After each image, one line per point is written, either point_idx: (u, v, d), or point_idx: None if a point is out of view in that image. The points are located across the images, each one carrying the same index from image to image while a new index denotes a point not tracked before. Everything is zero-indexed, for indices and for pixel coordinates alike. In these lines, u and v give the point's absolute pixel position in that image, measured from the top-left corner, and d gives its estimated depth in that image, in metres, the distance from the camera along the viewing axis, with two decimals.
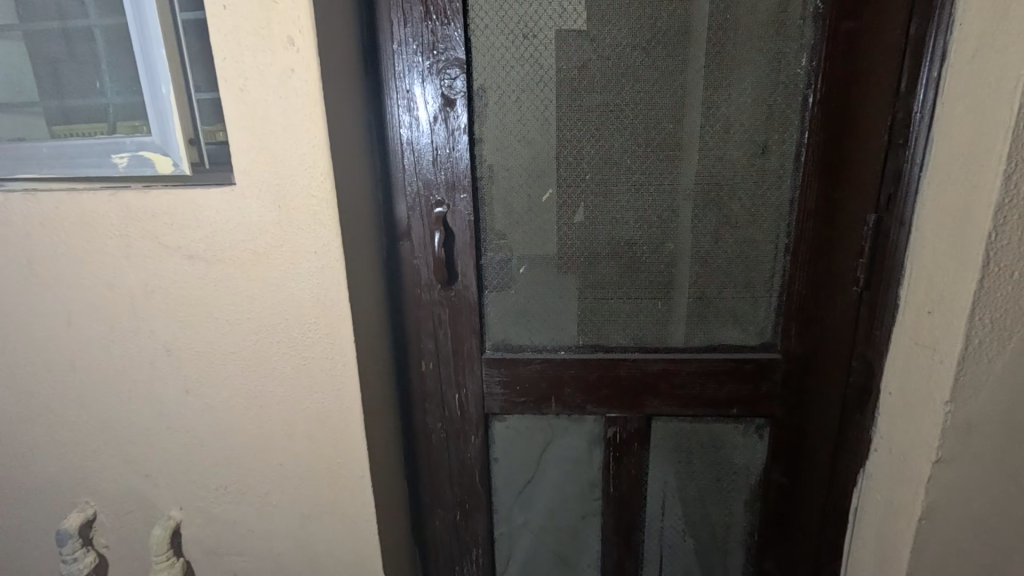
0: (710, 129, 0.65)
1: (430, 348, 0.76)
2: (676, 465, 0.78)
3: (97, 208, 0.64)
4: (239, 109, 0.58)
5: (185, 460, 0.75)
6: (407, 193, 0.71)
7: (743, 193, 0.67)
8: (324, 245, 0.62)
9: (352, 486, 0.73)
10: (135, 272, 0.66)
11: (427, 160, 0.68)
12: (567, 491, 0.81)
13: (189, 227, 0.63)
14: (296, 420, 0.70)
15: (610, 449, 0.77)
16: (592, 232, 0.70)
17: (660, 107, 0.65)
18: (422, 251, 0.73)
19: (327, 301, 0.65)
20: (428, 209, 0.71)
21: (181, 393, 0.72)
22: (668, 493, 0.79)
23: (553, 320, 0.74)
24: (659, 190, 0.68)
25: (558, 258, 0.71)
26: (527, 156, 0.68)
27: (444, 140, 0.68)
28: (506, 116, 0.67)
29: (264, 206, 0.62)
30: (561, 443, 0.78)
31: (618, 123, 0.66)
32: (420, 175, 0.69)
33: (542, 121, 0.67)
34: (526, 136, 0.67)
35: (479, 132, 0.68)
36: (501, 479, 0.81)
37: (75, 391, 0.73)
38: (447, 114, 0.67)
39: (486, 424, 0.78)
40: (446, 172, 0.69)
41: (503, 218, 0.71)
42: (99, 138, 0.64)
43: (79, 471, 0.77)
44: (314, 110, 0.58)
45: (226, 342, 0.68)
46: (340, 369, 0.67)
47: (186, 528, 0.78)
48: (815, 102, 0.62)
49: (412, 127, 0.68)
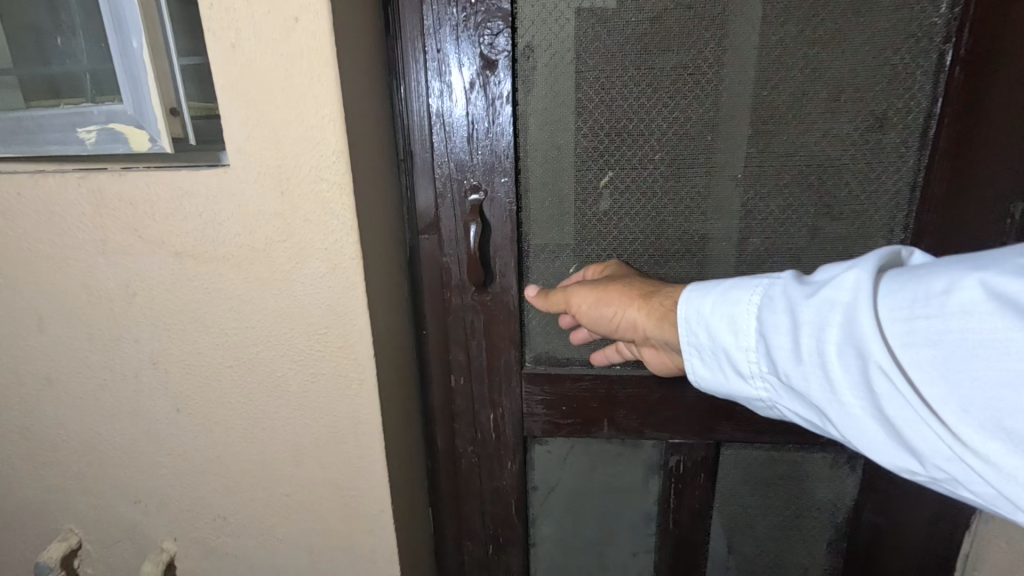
0: (811, 98, 0.53)
1: (460, 360, 0.65)
2: (748, 497, 0.67)
3: (67, 194, 0.53)
4: (231, 71, 0.47)
5: (179, 487, 0.65)
6: (434, 178, 0.59)
7: (849, 178, 0.54)
8: (337, 240, 0.51)
9: (371, 521, 0.62)
10: (113, 270, 0.55)
11: (460, 137, 0.56)
12: (617, 523, 0.71)
13: (174, 219, 0.52)
14: (305, 446, 0.60)
15: (672, 478, 0.67)
16: (656, 224, 0.58)
17: (750, 70, 0.53)
18: (451, 248, 0.61)
19: (341, 308, 0.54)
20: (459, 198, 0.59)
21: (171, 412, 0.61)
22: (737, 529, 0.69)
23: None
24: (743, 174, 0.56)
25: (614, 255, 0.60)
26: (582, 132, 0.56)
27: (482, 111, 0.55)
28: (557, 82, 0.55)
29: (265, 192, 0.50)
30: (613, 471, 0.68)
31: (697, 89, 0.53)
32: (452, 157, 0.57)
33: (602, 88, 0.54)
34: (581, 107, 0.55)
35: (524, 104, 0.56)
36: (539, 509, 0.71)
37: (51, 407, 0.63)
38: (486, 81, 0.54)
39: (525, 448, 0.68)
40: (484, 152, 0.57)
41: (550, 208, 0.59)
42: (65, 107, 0.53)
43: (61, 495, 0.67)
44: (324, 71, 0.46)
45: (222, 354, 0.57)
46: (357, 388, 0.57)
47: (182, 561, 0.68)
48: (954, 60, 0.49)
49: (443, 95, 0.55)
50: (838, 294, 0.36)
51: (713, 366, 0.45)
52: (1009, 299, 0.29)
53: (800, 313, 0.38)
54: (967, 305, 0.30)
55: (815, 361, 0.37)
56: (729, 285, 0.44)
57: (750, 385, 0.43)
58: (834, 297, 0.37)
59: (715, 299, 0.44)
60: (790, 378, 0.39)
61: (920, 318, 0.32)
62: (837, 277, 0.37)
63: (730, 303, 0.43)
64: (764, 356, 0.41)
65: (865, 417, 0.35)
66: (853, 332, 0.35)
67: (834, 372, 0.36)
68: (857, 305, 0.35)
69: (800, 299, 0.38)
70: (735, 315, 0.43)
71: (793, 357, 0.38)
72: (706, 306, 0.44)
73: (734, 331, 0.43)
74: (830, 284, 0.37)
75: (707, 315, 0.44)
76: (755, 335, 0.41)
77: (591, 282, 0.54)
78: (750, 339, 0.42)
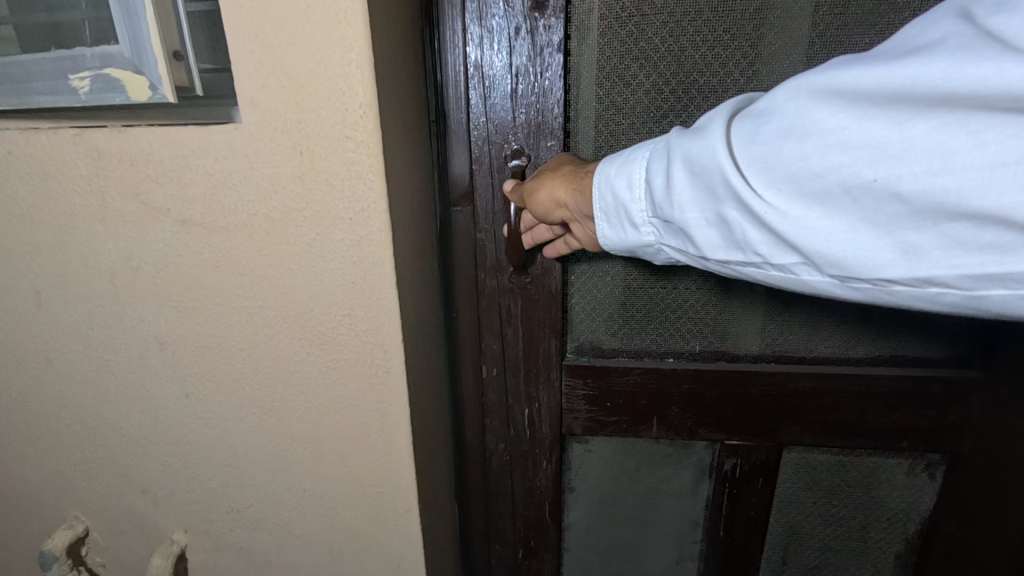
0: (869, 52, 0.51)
1: (494, 349, 0.64)
2: (812, 507, 0.70)
3: (63, 154, 0.47)
4: (244, 8, 0.40)
5: (190, 477, 0.60)
6: (472, 142, 0.55)
7: None
8: (364, 210, 0.45)
9: (395, 521, 0.57)
10: (115, 241, 0.50)
11: (503, 93, 0.53)
12: (659, 527, 0.72)
13: (180, 183, 0.46)
14: (324, 438, 0.55)
15: (726, 484, 0.69)
16: None
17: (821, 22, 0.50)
18: (487, 226, 0.59)
19: (367, 288, 0.48)
20: (498, 164, 0.56)
21: (180, 398, 0.56)
22: (800, 539, 0.72)
23: (662, 320, 0.62)
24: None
25: None
26: (654, 86, 0.53)
27: (528, 62, 0.51)
28: (626, 29, 0.52)
29: (283, 153, 0.44)
30: (655, 473, 0.69)
31: (781, 36, 0.51)
32: (493, 117, 0.53)
33: (675, 33, 0.52)
34: (653, 57, 0.52)
35: (579, 57, 0.53)
36: (577, 513, 0.72)
37: (53, 388, 0.58)
38: (534, 29, 0.50)
39: (562, 448, 0.68)
40: (529, 111, 0.53)
41: None
42: (53, 52, 0.47)
43: (68, 480, 0.63)
44: (352, 6, 0.39)
45: (235, 337, 0.52)
46: (382, 378, 0.51)
47: (194, 553, 0.64)
48: None
49: (484, 43, 0.51)
50: (702, 120, 0.38)
51: (610, 224, 0.45)
52: (840, 93, 0.31)
53: (670, 143, 0.39)
54: (813, 101, 0.32)
55: (677, 184, 0.38)
56: None
57: (630, 232, 0.44)
58: (698, 124, 0.38)
59: (612, 156, 0.44)
60: (663, 212, 0.40)
61: (765, 119, 0.34)
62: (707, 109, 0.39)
63: (620, 154, 0.43)
64: (642, 197, 0.42)
65: (715, 229, 0.38)
66: (709, 145, 0.36)
67: (696, 194, 0.37)
68: (717, 123, 0.36)
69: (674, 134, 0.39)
70: (619, 162, 0.43)
71: (663, 186, 0.39)
72: (605, 162, 0.44)
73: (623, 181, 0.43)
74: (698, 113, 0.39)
75: (605, 170, 0.44)
76: (635, 178, 0.42)
77: (535, 174, 0.51)
78: (636, 184, 0.42)
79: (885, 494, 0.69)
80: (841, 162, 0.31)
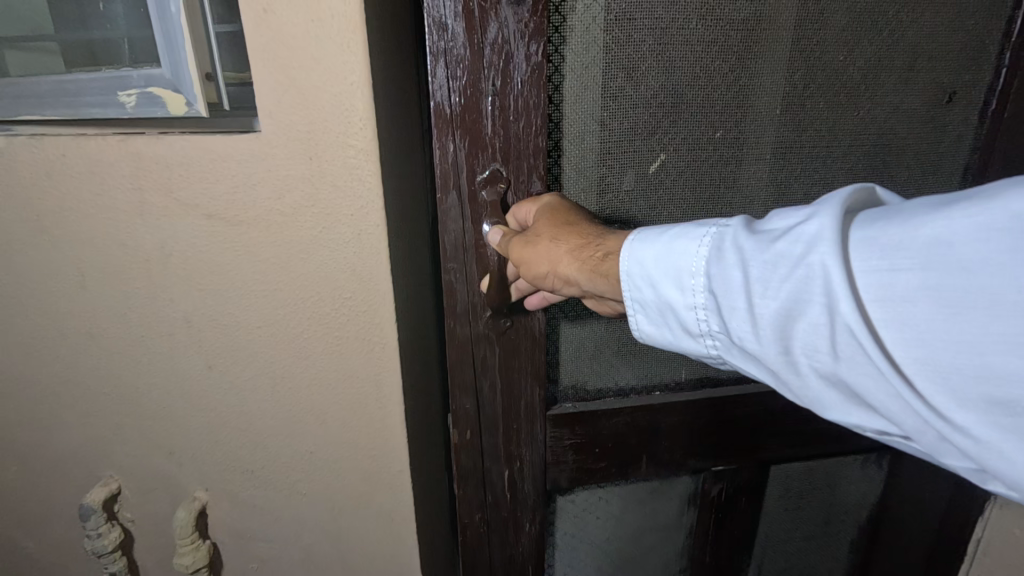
0: (799, 58, 0.64)
1: (468, 408, 0.71)
2: (786, 505, 0.86)
3: (107, 155, 0.55)
4: (262, 35, 0.47)
5: (210, 441, 0.68)
6: (455, 162, 0.61)
7: (881, 129, 0.69)
8: (362, 207, 0.53)
9: (389, 480, 0.65)
10: (150, 231, 0.58)
11: (485, 111, 0.59)
12: (653, 538, 0.85)
13: (207, 182, 0.54)
14: (328, 407, 0.63)
15: (712, 507, 0.83)
16: (708, 175, 0.68)
17: (773, 32, 0.63)
18: (458, 262, 0.64)
19: (365, 274, 0.55)
20: (474, 191, 0.62)
21: (204, 369, 0.64)
22: (778, 529, 0.88)
23: (641, 360, 0.74)
24: (768, 121, 0.66)
25: (659, 211, 0.68)
26: (648, 87, 0.63)
27: (504, 67, 0.58)
28: (625, 39, 0.60)
29: (294, 158, 0.51)
30: (652, 504, 0.82)
31: (757, 52, 0.63)
32: (476, 135, 0.60)
33: (669, 46, 0.61)
34: (648, 64, 0.62)
35: (564, 63, 0.61)
36: (568, 551, 0.83)
37: (93, 359, 0.67)
38: (512, 54, 0.57)
39: (549, 498, 0.78)
40: (509, 116, 0.60)
41: (605, 163, 0.65)
42: (105, 72, 0.55)
43: (103, 442, 0.72)
44: (353, 35, 0.47)
45: (253, 315, 0.60)
46: (379, 354, 0.59)
47: (213, 510, 0.72)
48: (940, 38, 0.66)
49: (460, 52, 0.57)
50: (799, 249, 0.38)
51: (657, 318, 0.49)
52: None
53: (778, 280, 0.39)
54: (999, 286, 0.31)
55: (783, 329, 0.40)
56: (675, 236, 0.47)
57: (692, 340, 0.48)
58: (801, 253, 0.38)
59: (661, 253, 0.47)
60: (747, 342, 0.42)
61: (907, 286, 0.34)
62: (807, 231, 0.38)
63: (666, 252, 0.46)
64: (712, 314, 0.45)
65: (830, 380, 0.39)
66: (840, 306, 0.36)
67: (809, 342, 0.39)
68: (832, 263, 0.37)
69: (758, 257, 0.41)
70: (671, 267, 0.46)
71: (766, 323, 0.40)
72: (654, 262, 0.47)
73: (684, 286, 0.46)
74: (804, 246, 0.38)
75: (655, 272, 0.47)
76: (695, 288, 0.46)
77: (538, 244, 0.54)
78: (692, 291, 0.46)
79: (844, 487, 0.86)
80: (1010, 353, 0.31)
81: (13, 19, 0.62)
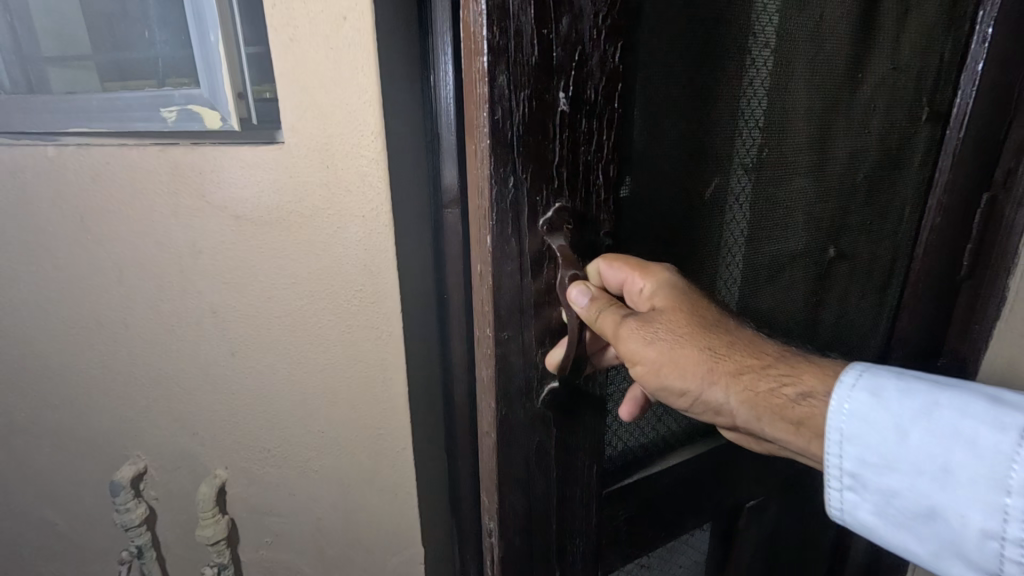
0: (812, 99, 0.67)
1: (518, 514, 0.54)
2: (790, 516, 0.90)
3: (147, 163, 0.63)
4: (289, 61, 0.55)
5: (230, 421, 0.75)
6: (517, 202, 0.44)
7: (873, 162, 0.76)
8: (373, 209, 0.59)
9: (394, 459, 0.72)
10: (184, 231, 0.65)
11: (552, 134, 0.44)
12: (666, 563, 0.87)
13: (236, 187, 0.61)
14: (339, 390, 0.69)
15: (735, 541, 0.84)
16: (747, 215, 0.68)
17: (801, 83, 0.66)
18: (513, 329, 0.48)
19: (375, 268, 0.62)
20: (536, 238, 0.46)
21: (228, 355, 0.71)
22: (780, 541, 0.91)
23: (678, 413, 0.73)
24: (795, 160, 0.69)
25: (699, 254, 0.65)
26: (699, 138, 0.60)
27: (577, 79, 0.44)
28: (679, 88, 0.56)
29: (313, 166, 0.59)
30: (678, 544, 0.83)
31: (788, 101, 0.66)
32: (540, 164, 0.44)
33: (718, 95, 0.60)
34: (699, 115, 0.59)
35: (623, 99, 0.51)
36: None
37: (127, 347, 0.74)
38: (585, 57, 0.44)
39: None
40: (578, 143, 0.46)
41: (654, 215, 0.59)
42: (148, 92, 0.62)
43: (131, 424, 0.79)
44: (367, 61, 0.53)
45: (273, 307, 0.67)
46: (386, 341, 0.65)
47: (231, 487, 0.79)
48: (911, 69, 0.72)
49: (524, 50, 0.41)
50: None
51: (920, 519, 0.42)
52: None
53: None
54: None
55: None
56: (962, 423, 0.40)
57: (982, 568, 0.40)
58: None
59: (944, 441, 0.41)
60: None
61: None
62: None
63: (951, 439, 0.40)
64: None
65: None
66: None
67: None
68: None
69: None
70: (952, 458, 0.40)
71: None
72: (937, 451, 0.41)
73: (988, 495, 0.39)
74: None
75: (929, 464, 0.41)
76: (1018, 513, 0.37)
77: (687, 351, 0.46)
78: (1001, 507, 0.38)
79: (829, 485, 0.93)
80: None
81: (58, 41, 0.70)
